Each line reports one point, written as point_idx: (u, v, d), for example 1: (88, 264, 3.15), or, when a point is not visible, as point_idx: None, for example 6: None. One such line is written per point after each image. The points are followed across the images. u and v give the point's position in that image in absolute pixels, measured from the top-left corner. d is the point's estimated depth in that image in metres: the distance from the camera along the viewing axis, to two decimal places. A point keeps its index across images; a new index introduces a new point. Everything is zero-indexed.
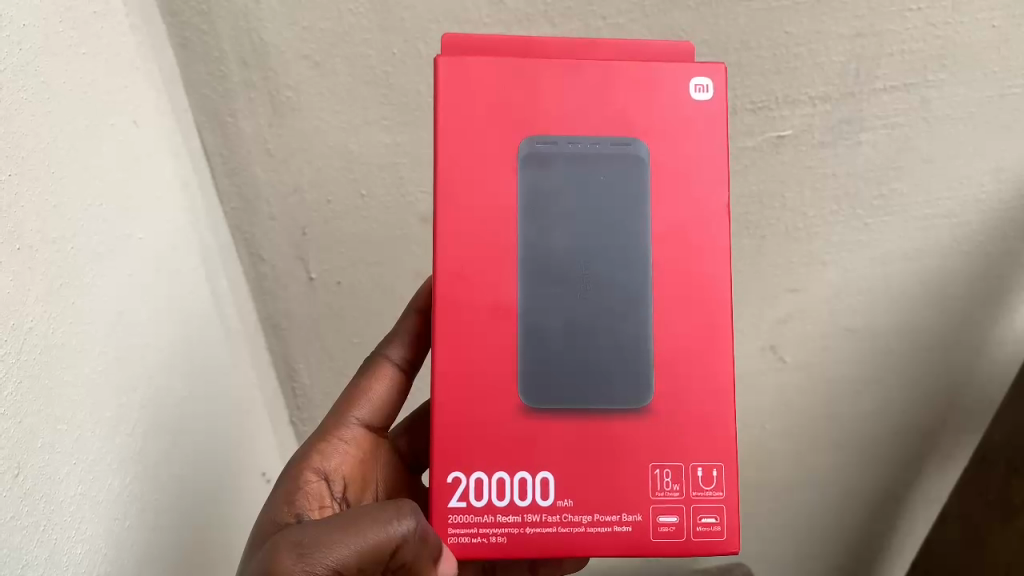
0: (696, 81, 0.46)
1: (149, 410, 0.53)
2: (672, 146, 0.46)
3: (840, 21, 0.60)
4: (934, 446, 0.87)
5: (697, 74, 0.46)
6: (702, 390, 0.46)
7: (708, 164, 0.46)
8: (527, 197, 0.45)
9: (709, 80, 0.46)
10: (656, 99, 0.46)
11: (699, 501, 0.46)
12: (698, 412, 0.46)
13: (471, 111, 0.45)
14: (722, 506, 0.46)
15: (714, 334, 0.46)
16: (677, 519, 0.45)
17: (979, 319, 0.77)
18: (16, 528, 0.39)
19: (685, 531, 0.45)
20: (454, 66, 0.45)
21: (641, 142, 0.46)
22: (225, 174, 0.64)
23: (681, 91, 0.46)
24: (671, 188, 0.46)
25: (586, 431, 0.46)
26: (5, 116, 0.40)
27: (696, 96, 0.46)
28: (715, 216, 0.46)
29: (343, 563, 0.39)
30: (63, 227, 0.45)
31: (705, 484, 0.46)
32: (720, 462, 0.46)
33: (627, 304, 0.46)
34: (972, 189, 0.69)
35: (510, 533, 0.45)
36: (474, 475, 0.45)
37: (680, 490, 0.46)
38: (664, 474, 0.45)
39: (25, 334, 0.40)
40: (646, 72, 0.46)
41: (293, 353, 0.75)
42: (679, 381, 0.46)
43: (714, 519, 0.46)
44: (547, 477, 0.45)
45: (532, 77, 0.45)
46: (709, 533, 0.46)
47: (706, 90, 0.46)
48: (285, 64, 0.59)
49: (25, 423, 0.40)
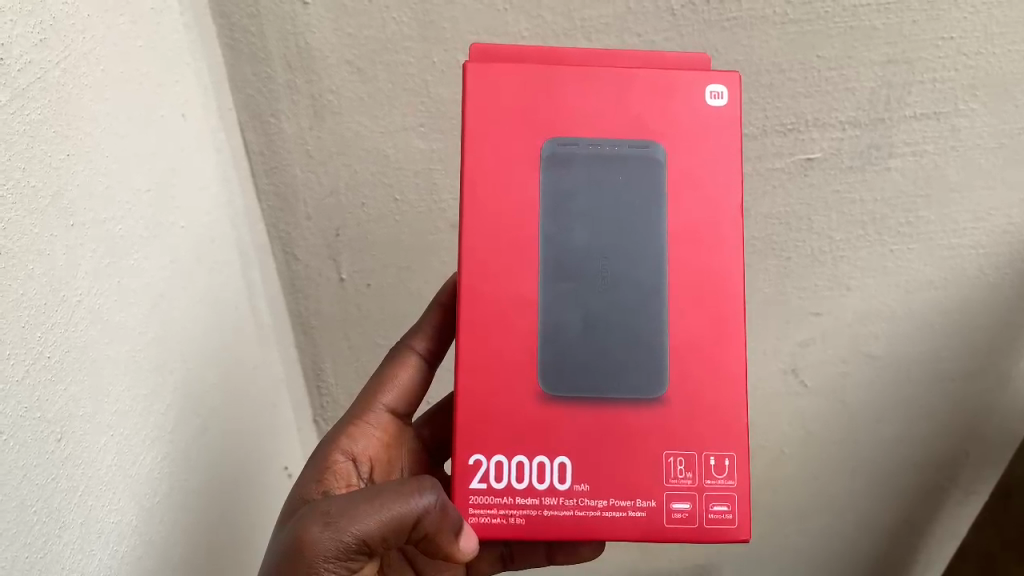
0: (710, 89, 0.47)
1: (181, 393, 0.54)
2: (690, 151, 0.47)
3: (872, 47, 0.61)
4: (955, 478, 0.86)
5: (712, 82, 0.47)
6: (711, 380, 0.47)
7: (721, 168, 0.47)
8: (548, 196, 0.47)
9: (723, 88, 0.47)
10: (675, 106, 0.47)
11: (711, 489, 0.46)
12: (709, 403, 0.47)
13: (500, 116, 0.47)
14: (733, 495, 0.46)
15: (725, 333, 0.47)
16: (689, 506, 0.46)
17: (1004, 351, 0.77)
18: (56, 490, 0.40)
19: (697, 517, 0.46)
20: (482, 74, 0.47)
21: (658, 145, 0.47)
22: (264, 173, 0.66)
23: (696, 99, 0.47)
24: (687, 188, 0.47)
25: (601, 419, 0.46)
26: (68, 97, 0.42)
27: (710, 103, 0.47)
28: (728, 216, 0.47)
29: (366, 533, 0.41)
30: (112, 208, 0.46)
31: (717, 472, 0.46)
32: (732, 452, 0.46)
33: (642, 294, 0.47)
34: (999, 220, 0.70)
35: (528, 515, 0.45)
36: (494, 458, 0.46)
37: (692, 478, 0.46)
38: (677, 462, 0.46)
39: (73, 305, 0.42)
40: (662, 80, 0.47)
41: (320, 352, 0.77)
42: (690, 372, 0.47)
43: (725, 507, 0.46)
44: (565, 462, 0.46)
45: (558, 84, 0.47)
46: (720, 520, 0.46)
47: (720, 97, 0.47)
48: (329, 69, 0.61)
49: (69, 391, 0.41)
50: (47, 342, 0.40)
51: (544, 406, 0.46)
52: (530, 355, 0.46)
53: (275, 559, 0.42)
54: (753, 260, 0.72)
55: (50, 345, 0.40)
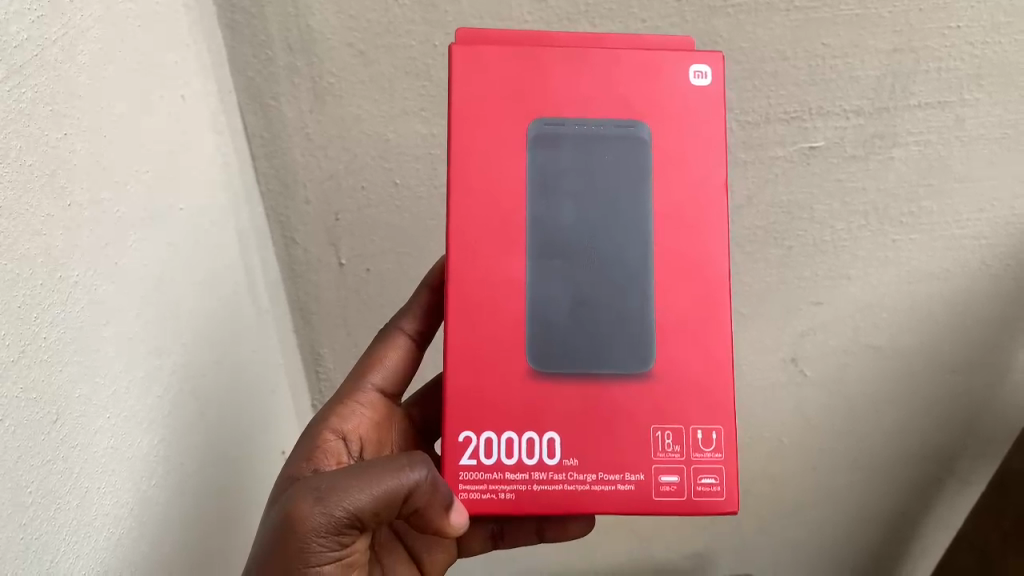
0: (694, 68, 0.47)
1: (178, 376, 0.54)
2: (676, 130, 0.47)
3: (878, 35, 0.61)
4: (953, 468, 0.86)
5: (695, 61, 0.47)
6: (697, 357, 0.47)
7: (706, 147, 0.47)
8: (535, 176, 0.46)
9: (706, 68, 0.47)
10: (660, 86, 0.47)
11: (699, 462, 0.46)
12: (695, 379, 0.46)
13: (485, 99, 0.46)
14: (721, 467, 0.46)
15: (713, 313, 0.47)
16: (678, 479, 0.46)
17: (1004, 343, 0.77)
18: (52, 471, 0.40)
19: (686, 490, 0.46)
20: (468, 56, 0.46)
21: (643, 125, 0.47)
22: (264, 156, 0.66)
23: (680, 79, 0.47)
24: (673, 167, 0.47)
25: (590, 397, 0.46)
26: (66, 76, 0.42)
27: (695, 82, 0.47)
28: (713, 195, 0.47)
29: (357, 507, 0.42)
30: (110, 188, 0.46)
31: (704, 445, 0.46)
32: (720, 425, 0.46)
33: (630, 272, 0.47)
34: (1002, 211, 0.69)
35: (518, 490, 0.45)
36: (484, 435, 0.45)
37: (681, 451, 0.46)
38: (665, 436, 0.46)
39: (70, 286, 0.42)
40: (647, 60, 0.47)
41: (319, 337, 0.77)
42: (676, 350, 0.46)
43: (713, 480, 0.46)
44: (555, 437, 0.46)
45: (544, 67, 0.46)
46: (709, 493, 0.46)
47: (704, 77, 0.47)
48: (330, 52, 0.61)
49: (65, 371, 0.41)
50: (44, 323, 0.39)
51: (532, 385, 0.46)
52: (518, 334, 0.46)
53: (269, 534, 0.43)
54: (755, 249, 0.71)
55: (46, 326, 0.40)
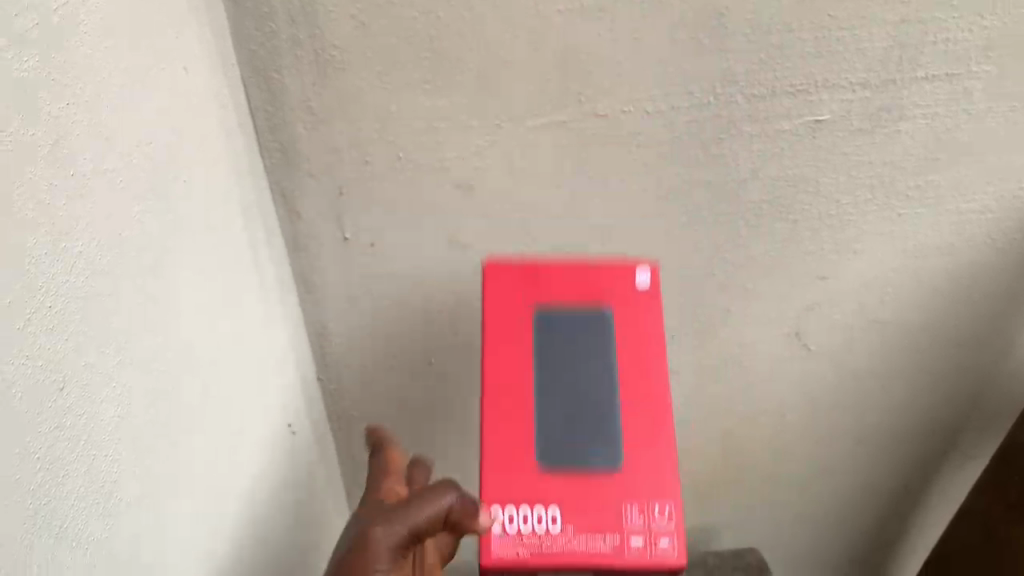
0: (637, 273, 0.66)
1: (184, 347, 0.54)
2: (629, 317, 0.64)
3: (888, 6, 0.59)
4: (956, 441, 0.87)
5: (637, 268, 0.66)
6: (650, 458, 0.61)
7: (650, 322, 0.64)
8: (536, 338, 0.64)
9: (646, 270, 0.66)
10: (616, 288, 0.65)
11: (656, 530, 0.59)
12: (650, 472, 0.61)
13: (501, 289, 0.65)
14: (673, 533, 0.59)
15: (658, 432, 0.62)
16: (641, 543, 0.59)
17: (1009, 317, 0.77)
18: (60, 438, 0.41)
19: (646, 550, 0.58)
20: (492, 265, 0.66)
21: (608, 312, 0.65)
22: (267, 130, 0.66)
23: (629, 283, 0.66)
24: (629, 339, 0.64)
25: (577, 491, 0.60)
26: (65, 46, 0.42)
27: (638, 285, 0.66)
28: (656, 350, 0.64)
29: (413, 525, 0.58)
30: (113, 160, 0.46)
31: (659, 518, 0.59)
32: (669, 502, 0.60)
33: (601, 409, 0.62)
34: (1010, 185, 0.69)
35: (533, 548, 0.58)
36: (506, 509, 0.60)
37: (643, 523, 0.59)
38: (632, 510, 0.60)
39: (74, 256, 0.42)
40: (606, 273, 0.66)
41: (324, 310, 0.77)
42: (637, 455, 0.61)
43: (667, 542, 0.59)
44: (555, 511, 0.60)
45: (539, 278, 0.65)
46: (664, 552, 0.58)
47: (645, 281, 0.66)
48: (332, 24, 0.59)
49: (71, 340, 0.41)
50: (48, 291, 0.40)
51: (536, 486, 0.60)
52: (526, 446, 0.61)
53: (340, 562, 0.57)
54: (759, 223, 0.71)
55: (51, 295, 0.40)
